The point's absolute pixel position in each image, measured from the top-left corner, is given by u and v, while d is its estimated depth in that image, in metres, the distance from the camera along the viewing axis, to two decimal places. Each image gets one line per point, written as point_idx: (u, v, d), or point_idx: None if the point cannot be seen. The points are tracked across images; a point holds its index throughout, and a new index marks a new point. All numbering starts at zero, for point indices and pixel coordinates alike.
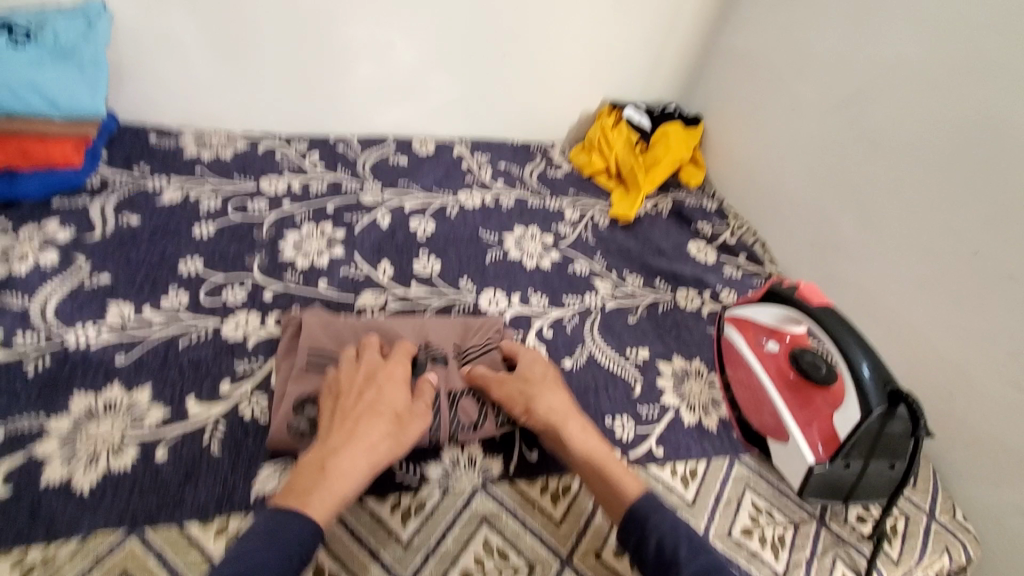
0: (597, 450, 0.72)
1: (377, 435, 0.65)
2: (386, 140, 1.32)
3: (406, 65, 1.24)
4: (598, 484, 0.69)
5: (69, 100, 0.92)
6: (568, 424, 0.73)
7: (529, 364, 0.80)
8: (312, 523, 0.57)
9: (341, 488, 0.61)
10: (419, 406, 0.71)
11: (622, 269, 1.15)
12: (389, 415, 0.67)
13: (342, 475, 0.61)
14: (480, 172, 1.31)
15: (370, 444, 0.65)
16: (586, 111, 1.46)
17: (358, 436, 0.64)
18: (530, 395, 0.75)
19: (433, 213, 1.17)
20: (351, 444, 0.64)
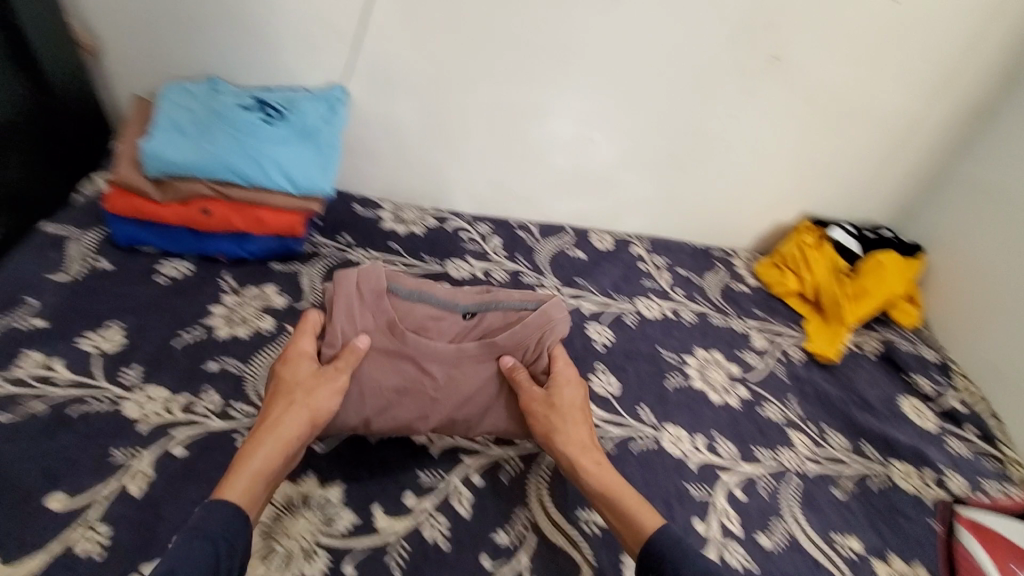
0: (610, 477, 0.74)
1: (293, 424, 0.69)
2: (565, 231, 1.30)
3: (602, 162, 1.22)
4: (608, 516, 0.72)
5: (304, 179, 0.99)
6: (582, 455, 0.75)
7: (561, 385, 0.80)
8: (232, 510, 0.60)
9: (254, 469, 0.65)
10: (540, 411, 0.77)
11: (821, 422, 1.01)
12: (280, 398, 0.71)
13: (261, 453, 0.66)
14: (660, 278, 1.24)
15: (297, 433, 0.68)
16: (778, 224, 1.35)
17: (276, 425, 0.68)
18: (550, 423, 0.77)
19: (611, 319, 1.10)
20: (273, 432, 0.68)
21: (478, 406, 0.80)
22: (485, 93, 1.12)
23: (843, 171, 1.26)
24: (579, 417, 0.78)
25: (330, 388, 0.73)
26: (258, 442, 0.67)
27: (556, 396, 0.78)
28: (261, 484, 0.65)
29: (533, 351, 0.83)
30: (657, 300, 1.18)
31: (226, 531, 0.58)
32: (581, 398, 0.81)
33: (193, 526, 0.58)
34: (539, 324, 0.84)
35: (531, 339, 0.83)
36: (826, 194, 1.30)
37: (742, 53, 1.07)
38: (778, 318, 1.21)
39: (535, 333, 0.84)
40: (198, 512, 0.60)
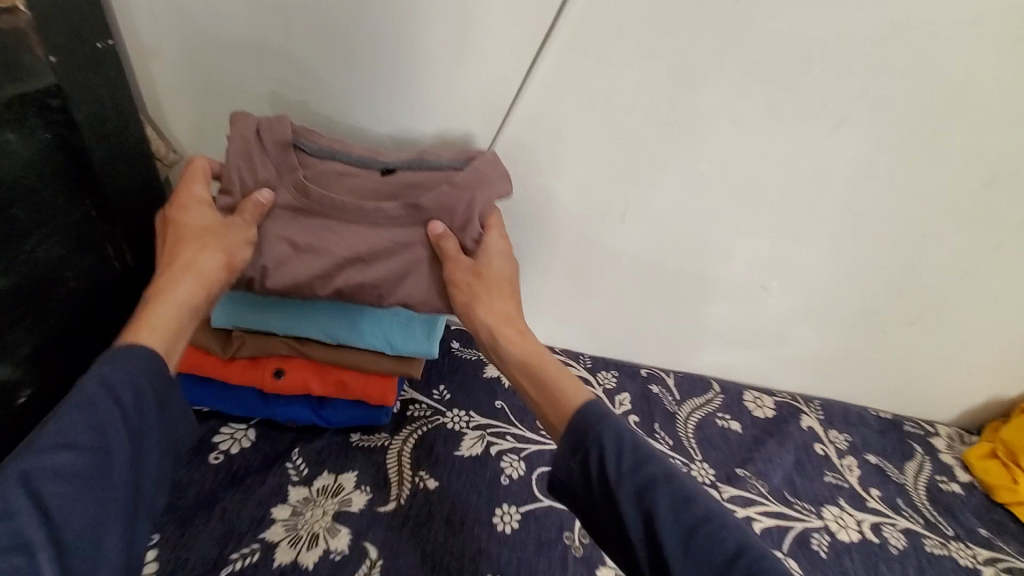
0: (536, 352, 0.68)
1: (145, 297, 0.59)
2: (712, 388, 1.02)
3: (773, 313, 0.94)
4: (546, 408, 0.64)
5: (402, 338, 0.78)
6: (508, 327, 0.70)
7: (490, 253, 0.71)
8: (148, 355, 0.55)
9: (158, 322, 0.57)
10: (491, 299, 0.70)
11: None
12: (171, 230, 0.64)
13: (164, 318, 0.58)
14: (844, 469, 0.93)
15: (193, 292, 0.61)
16: (997, 397, 1.02)
17: (169, 277, 0.60)
18: (473, 294, 0.70)
19: (791, 543, 0.81)
20: (162, 301, 0.58)
21: (393, 273, 0.71)
22: (635, 229, 0.88)
23: None
24: (508, 293, 0.71)
25: (241, 234, 0.65)
26: (171, 262, 0.62)
27: (485, 266, 0.70)
28: (179, 337, 0.59)
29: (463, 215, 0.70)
30: (848, 510, 0.87)
31: (151, 368, 0.54)
32: (512, 271, 0.73)
33: (82, 391, 0.50)
34: (469, 184, 0.71)
35: (477, 219, 0.71)
36: None
37: (999, 200, 0.79)
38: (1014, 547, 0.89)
39: (466, 197, 0.71)
40: (112, 353, 0.53)
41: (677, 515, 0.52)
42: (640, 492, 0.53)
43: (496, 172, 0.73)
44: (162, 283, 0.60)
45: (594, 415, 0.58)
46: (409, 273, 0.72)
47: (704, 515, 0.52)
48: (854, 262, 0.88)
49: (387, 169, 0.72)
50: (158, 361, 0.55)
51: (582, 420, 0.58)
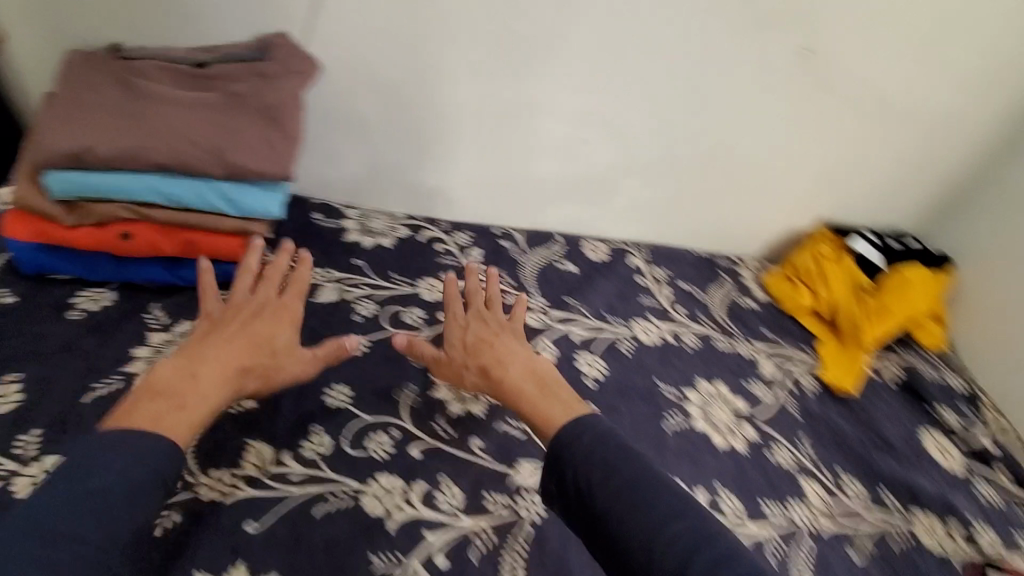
0: (511, 364, 0.75)
1: (170, 375, 0.62)
2: (556, 239, 1.16)
3: (598, 165, 1.07)
4: (532, 419, 0.69)
5: (245, 199, 0.84)
6: (498, 355, 0.76)
7: (449, 343, 0.78)
8: (166, 442, 0.56)
9: (182, 402, 0.60)
10: (457, 358, 0.77)
11: (835, 465, 0.91)
12: (236, 319, 0.71)
13: (191, 412, 0.60)
14: (658, 294, 1.11)
15: (216, 387, 0.64)
16: (791, 230, 1.22)
17: (191, 363, 0.64)
18: (459, 379, 0.77)
19: (603, 347, 0.98)
20: (190, 394, 0.61)
21: (206, 146, 0.80)
22: (463, 89, 0.96)
23: (867, 174, 1.13)
24: (483, 331, 0.79)
25: (296, 359, 0.73)
26: (210, 352, 0.66)
27: (454, 348, 0.78)
28: (198, 430, 0.60)
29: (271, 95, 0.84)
30: (656, 324, 1.05)
31: (170, 459, 0.55)
32: (489, 330, 0.79)
33: (89, 456, 0.52)
34: (276, 70, 0.85)
35: (290, 103, 0.85)
36: (846, 200, 1.17)
37: (765, 46, 0.93)
38: (791, 340, 1.09)
39: (275, 83, 0.85)
40: (110, 434, 0.54)
41: (678, 524, 0.56)
42: (635, 497, 0.58)
43: (301, 59, 0.87)
44: (189, 358, 0.65)
45: (599, 434, 0.63)
46: (225, 146, 0.81)
47: (724, 549, 0.56)
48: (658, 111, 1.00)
49: (201, 66, 0.86)
50: (173, 455, 0.56)
51: (568, 442, 0.63)
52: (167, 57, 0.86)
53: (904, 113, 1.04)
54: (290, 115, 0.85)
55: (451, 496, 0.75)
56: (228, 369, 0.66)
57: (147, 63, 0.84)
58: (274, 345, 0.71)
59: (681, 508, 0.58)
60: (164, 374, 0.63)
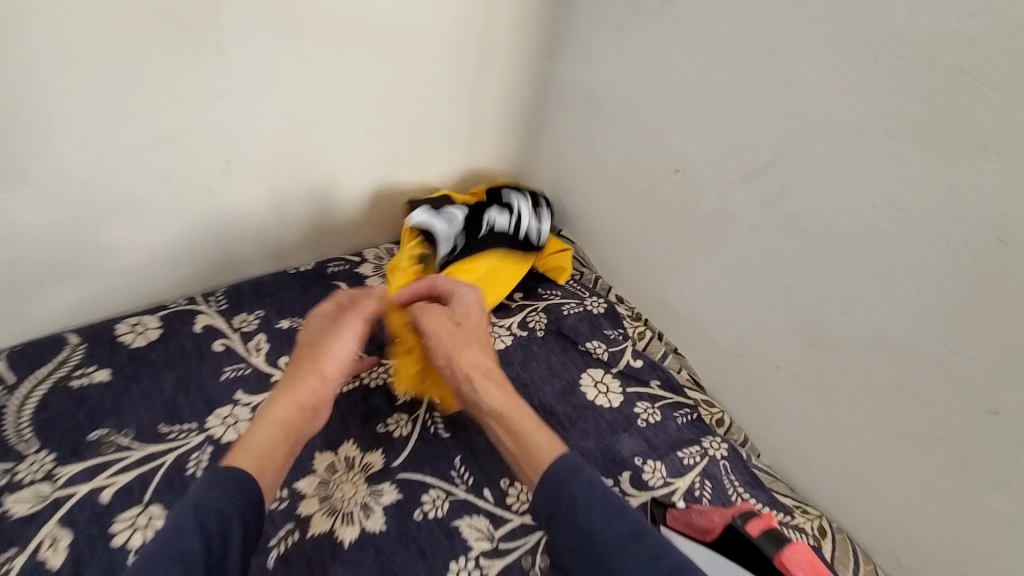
0: (516, 404, 0.72)
1: (255, 438, 0.63)
2: (69, 341, 0.79)
3: (46, 228, 0.73)
4: (518, 454, 0.68)
5: None
6: (481, 380, 0.74)
7: (466, 310, 0.81)
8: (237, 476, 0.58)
9: (259, 449, 0.62)
10: (473, 351, 0.76)
11: (497, 477, 0.76)
12: (308, 364, 0.71)
13: (259, 448, 0.62)
14: (249, 351, 0.83)
15: (281, 420, 0.65)
16: (398, 201, 1.02)
17: (268, 410, 0.66)
18: (445, 343, 0.76)
19: (158, 483, 0.68)
20: (258, 437, 0.63)
21: None
22: None
23: (426, 111, 0.93)
24: (482, 329, 0.81)
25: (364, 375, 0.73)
26: (273, 396, 0.67)
27: (461, 318, 0.79)
28: (274, 472, 0.62)
29: None
30: (242, 402, 0.77)
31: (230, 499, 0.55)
32: (484, 325, 0.82)
33: (192, 513, 0.52)
34: None
35: None
36: (429, 145, 0.98)
37: None
38: None
39: None
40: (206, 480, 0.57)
41: (618, 547, 0.56)
42: (584, 530, 0.58)
43: None
44: (299, 406, 0.67)
45: (564, 473, 0.63)
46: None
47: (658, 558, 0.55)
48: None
49: None
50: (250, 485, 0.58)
51: (554, 479, 0.62)
52: None
53: (417, 32, 0.83)
54: None
55: None
56: (258, 434, 0.64)
57: None
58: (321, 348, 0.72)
59: (590, 497, 0.60)
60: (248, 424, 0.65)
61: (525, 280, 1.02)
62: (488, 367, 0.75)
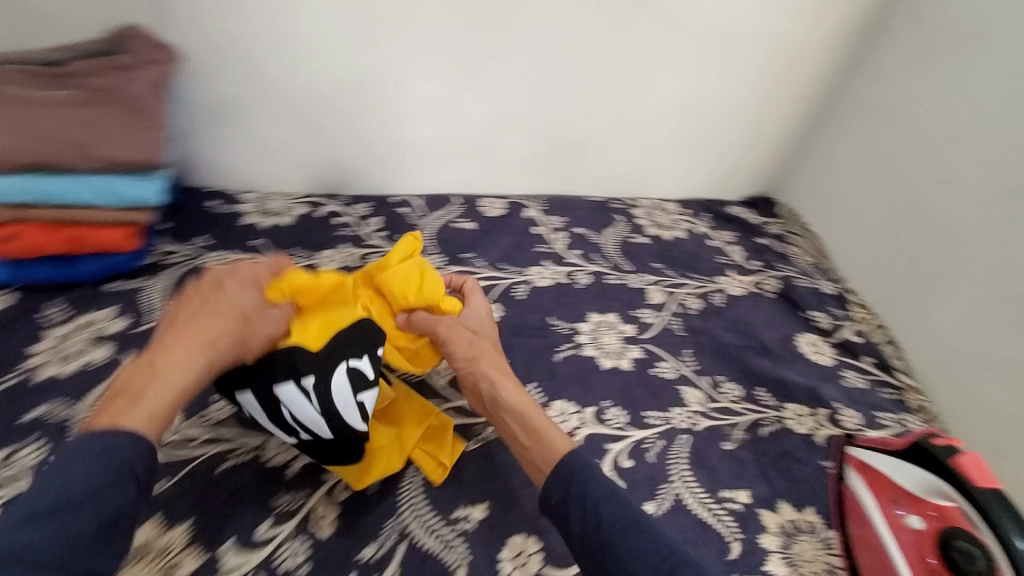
0: (528, 407, 0.76)
1: (134, 374, 0.59)
2: (454, 202, 1.21)
3: (475, 126, 1.12)
4: (533, 453, 0.71)
5: (125, 188, 0.86)
6: (494, 381, 0.78)
7: (477, 322, 0.85)
8: (132, 435, 0.54)
9: (154, 409, 0.56)
10: (469, 348, 0.80)
11: (717, 374, 0.98)
12: (199, 302, 0.64)
13: (149, 404, 0.57)
14: (554, 241, 1.18)
15: (184, 378, 0.60)
16: (679, 169, 1.30)
17: (187, 355, 0.60)
18: (456, 348, 0.80)
19: (498, 294, 1.05)
20: (153, 387, 0.58)
21: (69, 147, 0.83)
22: (331, 67, 0.99)
23: (730, 102, 1.19)
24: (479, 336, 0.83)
25: (269, 327, 0.66)
26: (167, 342, 0.61)
27: (473, 323, 0.84)
28: (164, 420, 0.57)
29: (130, 79, 0.86)
30: (550, 267, 1.12)
31: (126, 453, 0.53)
32: (493, 334, 0.86)
33: (83, 451, 0.52)
34: (135, 61, 0.86)
35: (150, 89, 0.87)
36: (719, 130, 1.24)
37: None
38: (679, 270, 1.17)
39: (130, 72, 0.86)
40: (96, 443, 0.52)
41: (639, 548, 0.60)
42: (591, 513, 0.63)
43: (156, 45, 0.88)
44: (204, 348, 0.61)
45: (578, 463, 0.67)
46: (91, 141, 0.83)
47: (667, 548, 0.60)
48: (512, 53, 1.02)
49: (58, 63, 0.86)
50: (142, 446, 0.54)
51: (568, 466, 0.67)
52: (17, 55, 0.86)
53: (755, 34, 1.09)
54: (157, 105, 0.88)
55: None
56: (144, 383, 0.58)
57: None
58: (245, 308, 0.65)
59: (599, 495, 0.64)
60: (126, 373, 0.60)
61: (764, 254, 1.23)
62: (501, 369, 0.80)
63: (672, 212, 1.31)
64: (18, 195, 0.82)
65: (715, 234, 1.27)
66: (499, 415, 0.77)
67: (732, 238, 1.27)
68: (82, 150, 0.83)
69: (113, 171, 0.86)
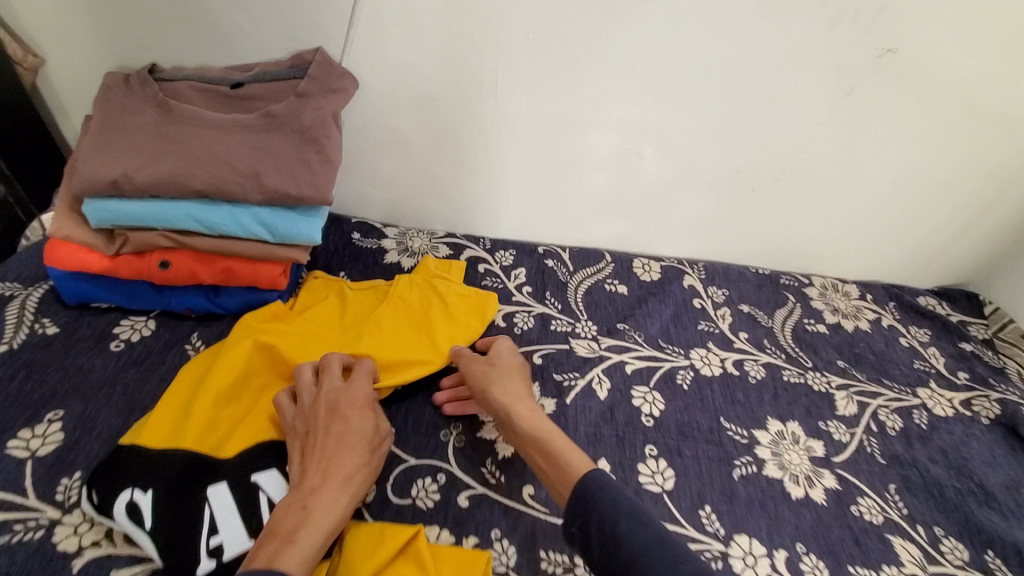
0: (547, 426, 0.70)
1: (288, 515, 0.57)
2: (605, 259, 1.08)
3: (648, 180, 0.99)
4: (550, 472, 0.66)
5: (284, 223, 0.80)
6: (514, 404, 0.73)
7: (496, 352, 0.81)
8: None
9: (305, 554, 0.55)
10: (499, 371, 0.78)
11: (933, 524, 0.79)
12: (326, 420, 0.65)
13: (302, 546, 0.55)
14: (717, 318, 1.02)
15: (334, 516, 0.59)
16: (866, 249, 1.11)
17: (332, 494, 0.60)
18: (488, 377, 0.77)
19: (659, 379, 0.91)
20: (305, 528, 0.56)
21: (240, 173, 0.77)
22: (507, 106, 0.90)
23: (952, 184, 1.00)
24: (504, 365, 0.79)
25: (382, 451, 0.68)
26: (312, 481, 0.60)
27: (495, 356, 0.81)
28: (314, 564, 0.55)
29: (309, 106, 0.81)
30: (715, 351, 0.97)
31: None
32: (519, 360, 0.82)
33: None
34: (316, 87, 0.82)
35: (328, 121, 0.82)
36: (929, 213, 1.05)
37: (842, 47, 0.82)
38: (868, 373, 0.98)
39: (310, 98, 0.81)
40: None
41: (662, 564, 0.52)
42: (610, 535, 0.56)
43: (339, 75, 0.84)
44: (345, 486, 0.61)
45: (595, 482, 0.60)
46: (264, 168, 0.77)
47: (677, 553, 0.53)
48: (709, 107, 0.89)
49: (236, 85, 0.83)
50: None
51: (584, 485, 0.60)
52: (202, 77, 0.84)
53: (1009, 105, 0.89)
54: (332, 136, 0.82)
55: (502, 551, 0.67)
56: (298, 526, 0.56)
57: (181, 87, 0.82)
58: (368, 434, 0.66)
59: (613, 507, 0.58)
60: (280, 512, 0.58)
61: (972, 364, 1.01)
62: (518, 391, 0.75)
63: (852, 296, 1.12)
64: (182, 221, 0.77)
65: (905, 330, 1.07)
66: (518, 440, 0.71)
67: (927, 338, 1.06)
68: (251, 176, 0.77)
69: (275, 204, 0.79)
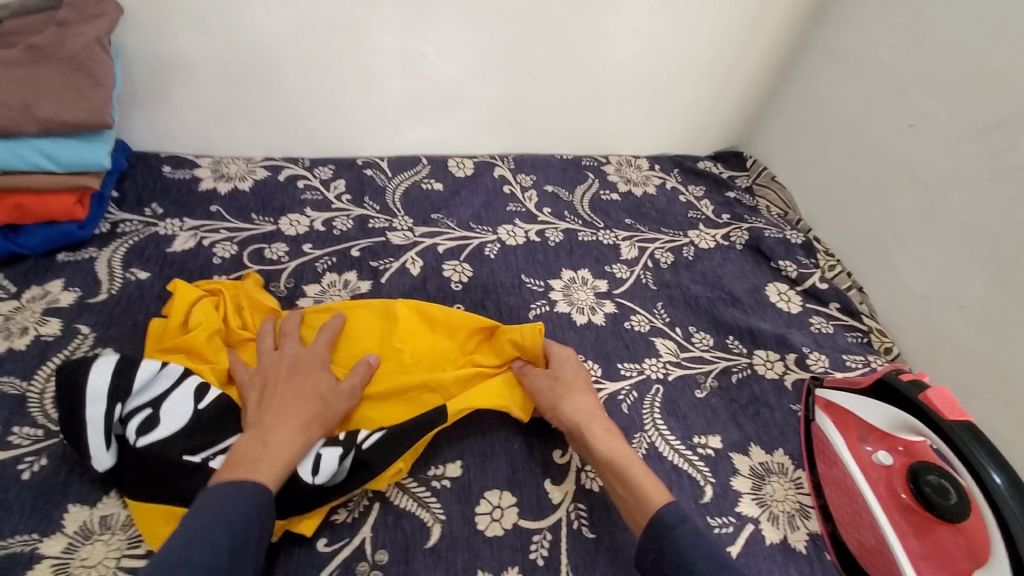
0: (623, 451, 0.71)
1: (243, 447, 0.63)
2: (421, 162, 1.18)
3: (441, 78, 1.08)
4: (628, 500, 0.67)
5: (69, 152, 0.82)
6: (592, 424, 0.73)
7: (558, 363, 0.81)
8: (247, 487, 0.58)
9: (256, 470, 0.60)
10: (551, 385, 0.78)
11: (688, 325, 0.99)
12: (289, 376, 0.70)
13: (256, 468, 0.60)
14: (525, 199, 1.16)
15: (283, 443, 0.64)
16: (648, 125, 1.28)
17: (273, 419, 0.65)
18: (557, 393, 0.76)
19: (469, 253, 1.03)
20: (254, 455, 0.61)
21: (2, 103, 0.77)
22: (285, 13, 0.95)
23: (698, 57, 1.18)
24: (576, 383, 0.78)
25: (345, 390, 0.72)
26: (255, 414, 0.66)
27: (560, 369, 0.79)
28: (276, 477, 0.61)
29: (73, 35, 0.82)
30: (521, 225, 1.10)
31: (250, 506, 0.57)
32: (581, 369, 0.81)
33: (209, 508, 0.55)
34: (77, 14, 0.83)
35: (95, 45, 0.83)
36: (687, 85, 1.23)
37: None
38: (650, 225, 1.16)
39: (71, 27, 0.82)
40: (215, 496, 0.57)
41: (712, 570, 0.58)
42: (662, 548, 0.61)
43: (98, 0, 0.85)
44: (306, 424, 0.66)
45: (672, 517, 0.62)
46: (33, 99, 0.79)
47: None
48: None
49: None
50: (257, 495, 0.58)
51: (658, 521, 0.62)
52: None
53: None
54: (102, 60, 0.83)
55: None
56: (251, 451, 0.62)
57: None
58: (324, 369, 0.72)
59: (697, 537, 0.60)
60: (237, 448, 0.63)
61: (733, 206, 1.23)
62: (590, 409, 0.75)
63: (642, 167, 1.29)
64: None
65: (684, 189, 1.26)
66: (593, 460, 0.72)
67: (702, 192, 1.26)
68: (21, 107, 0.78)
69: (55, 135, 0.81)
